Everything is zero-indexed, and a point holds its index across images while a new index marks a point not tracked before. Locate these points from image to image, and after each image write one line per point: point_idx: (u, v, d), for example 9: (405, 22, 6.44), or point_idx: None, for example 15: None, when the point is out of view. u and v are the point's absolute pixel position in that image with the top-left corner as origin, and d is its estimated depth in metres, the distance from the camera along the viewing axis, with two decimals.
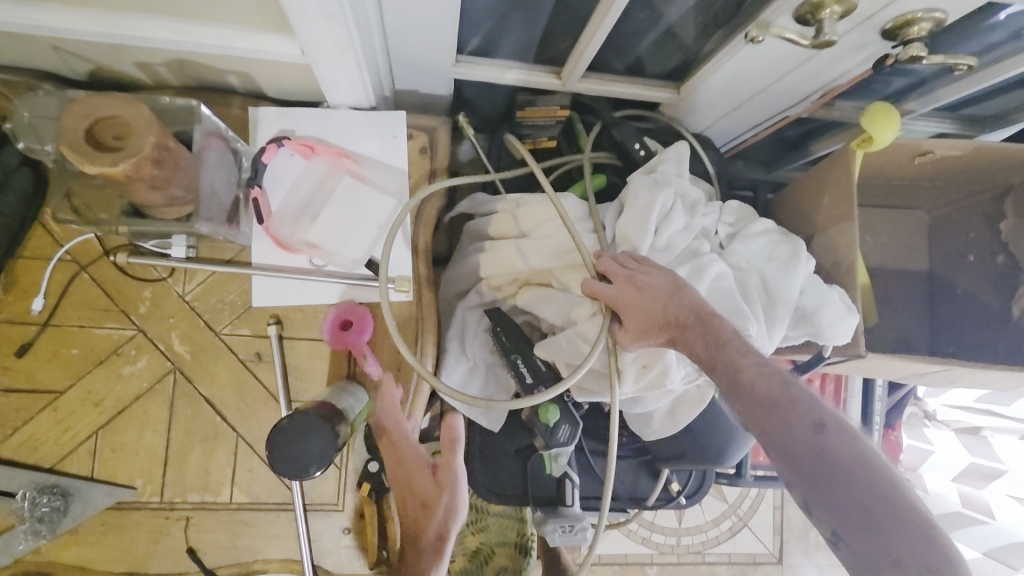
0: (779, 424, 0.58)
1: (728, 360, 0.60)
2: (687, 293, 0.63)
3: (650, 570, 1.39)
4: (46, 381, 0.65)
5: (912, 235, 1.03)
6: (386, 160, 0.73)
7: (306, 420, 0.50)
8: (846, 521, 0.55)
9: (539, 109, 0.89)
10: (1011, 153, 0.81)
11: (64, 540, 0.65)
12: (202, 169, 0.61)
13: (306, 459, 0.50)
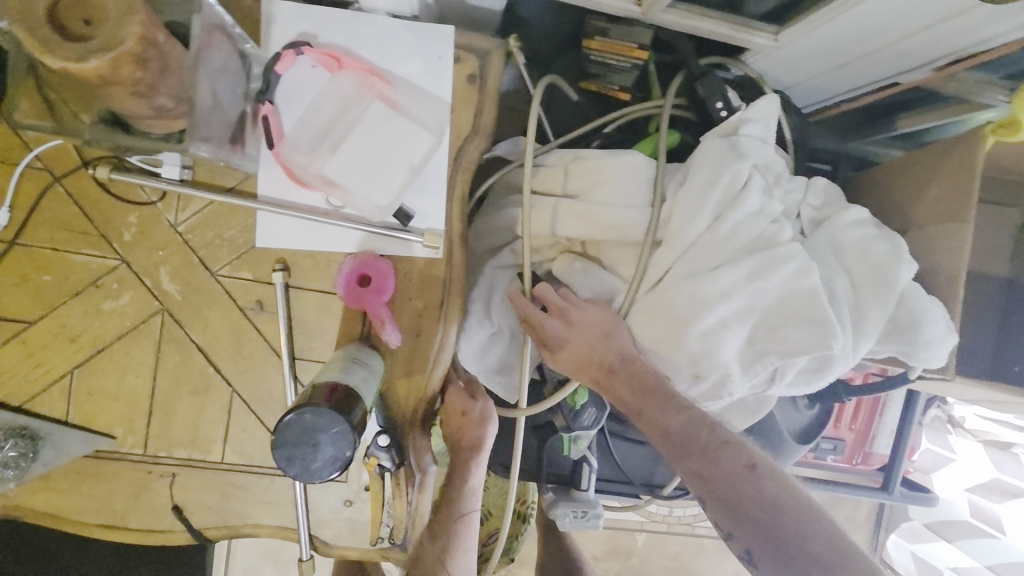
0: (715, 468, 0.57)
1: (655, 408, 0.57)
2: (618, 338, 0.58)
3: (639, 536, 1.37)
4: (14, 309, 0.57)
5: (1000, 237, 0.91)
6: (425, 86, 0.60)
7: (318, 417, 0.46)
8: (786, 564, 0.55)
9: (611, 43, 0.73)
10: None
11: (34, 486, 0.58)
12: (201, 72, 0.49)
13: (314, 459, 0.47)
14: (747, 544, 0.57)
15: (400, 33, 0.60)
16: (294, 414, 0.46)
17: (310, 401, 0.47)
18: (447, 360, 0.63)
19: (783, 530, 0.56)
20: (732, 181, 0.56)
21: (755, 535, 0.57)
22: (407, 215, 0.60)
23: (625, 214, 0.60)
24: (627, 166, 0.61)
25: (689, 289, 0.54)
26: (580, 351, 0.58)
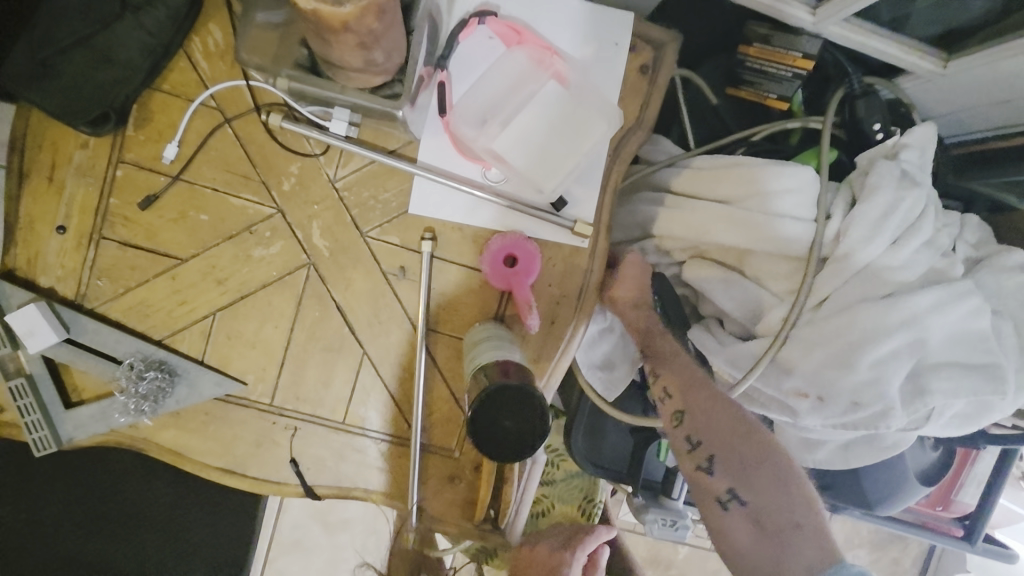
0: (706, 396, 0.61)
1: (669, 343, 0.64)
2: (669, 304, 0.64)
3: (680, 549, 1.31)
4: (168, 244, 0.57)
5: None
6: (598, 71, 0.59)
7: (503, 392, 0.48)
8: (743, 476, 0.59)
9: (771, 51, 0.72)
10: None
11: (162, 422, 0.59)
12: (417, 32, 0.48)
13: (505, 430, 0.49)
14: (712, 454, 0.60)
15: (582, 14, 0.58)
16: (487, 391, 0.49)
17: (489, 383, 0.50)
18: (574, 352, 0.61)
19: (748, 451, 0.59)
20: (908, 211, 0.56)
21: (723, 447, 0.60)
22: (561, 201, 0.59)
23: (789, 226, 0.59)
24: (793, 178, 0.59)
25: (870, 314, 0.53)
26: (648, 285, 0.63)
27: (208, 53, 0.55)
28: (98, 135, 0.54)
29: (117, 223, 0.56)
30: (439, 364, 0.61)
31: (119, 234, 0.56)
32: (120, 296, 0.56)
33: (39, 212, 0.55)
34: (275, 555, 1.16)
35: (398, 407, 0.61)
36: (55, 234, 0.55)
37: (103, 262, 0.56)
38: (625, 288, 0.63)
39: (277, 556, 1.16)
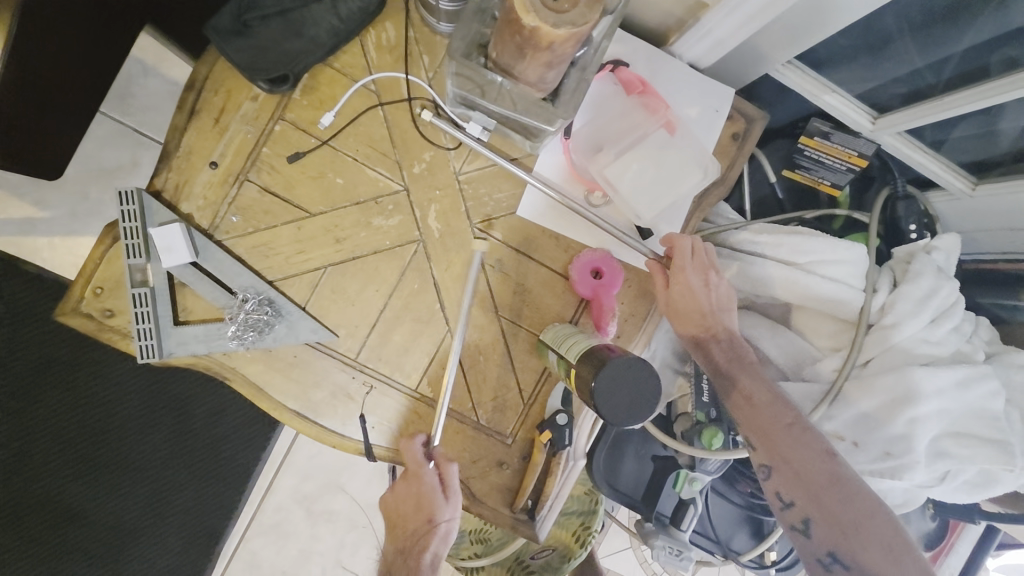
0: (781, 427, 0.63)
1: (745, 375, 0.65)
2: (726, 316, 0.66)
3: None
4: (302, 198, 0.63)
5: None
6: (699, 131, 0.69)
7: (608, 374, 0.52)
8: (808, 492, 0.62)
9: (828, 146, 0.83)
10: None
11: (253, 356, 0.63)
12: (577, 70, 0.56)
13: (625, 404, 0.53)
14: (778, 477, 0.63)
15: (695, 82, 0.69)
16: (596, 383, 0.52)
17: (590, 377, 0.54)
18: None
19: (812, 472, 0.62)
20: (943, 298, 0.65)
21: (786, 470, 0.62)
22: (647, 231, 0.68)
23: (839, 292, 0.68)
24: (849, 251, 0.69)
25: (908, 376, 0.61)
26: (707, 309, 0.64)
27: (381, 44, 0.63)
28: (272, 92, 0.61)
29: (263, 169, 0.62)
30: (512, 354, 0.67)
31: (261, 180, 0.62)
32: (248, 234, 0.62)
33: (197, 145, 0.61)
34: (252, 535, 1.12)
35: (467, 386, 0.66)
36: (207, 168, 0.61)
37: (242, 201, 0.62)
38: (678, 294, 0.64)
39: (255, 534, 1.12)
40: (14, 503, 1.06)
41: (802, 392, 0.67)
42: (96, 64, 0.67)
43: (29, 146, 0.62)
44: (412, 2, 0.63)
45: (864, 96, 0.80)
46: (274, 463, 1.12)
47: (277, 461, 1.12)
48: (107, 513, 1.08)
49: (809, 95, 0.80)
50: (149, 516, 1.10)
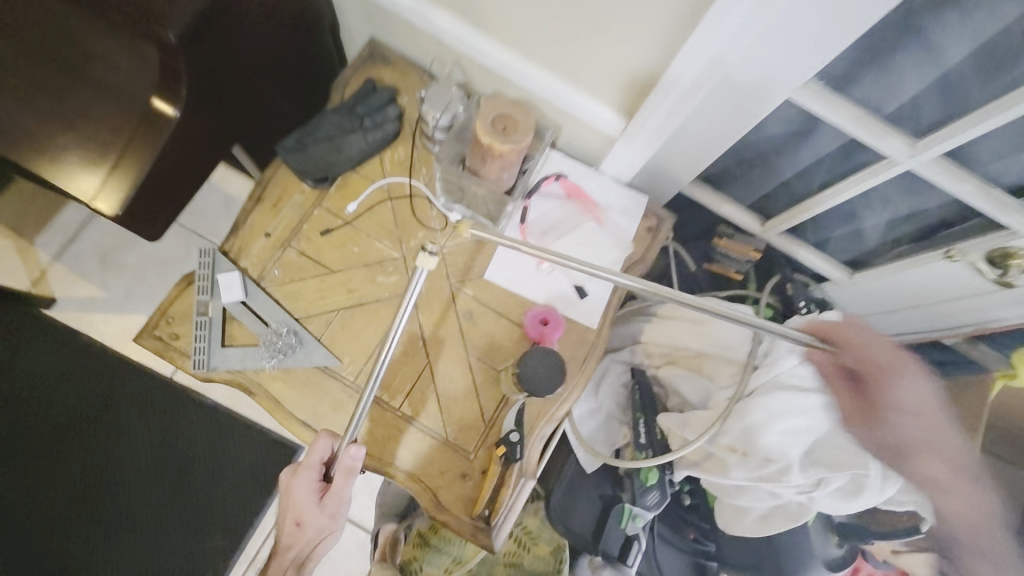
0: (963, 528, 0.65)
1: (907, 448, 0.66)
2: (910, 375, 0.67)
3: None
4: (328, 260, 0.87)
5: None
6: (623, 222, 0.93)
7: (530, 356, 0.79)
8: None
9: (733, 243, 1.09)
10: None
11: (275, 374, 0.82)
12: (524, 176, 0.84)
13: (543, 380, 0.78)
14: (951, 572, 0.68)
15: (618, 189, 0.95)
16: (521, 367, 0.78)
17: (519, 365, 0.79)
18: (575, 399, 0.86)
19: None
20: None
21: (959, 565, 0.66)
22: (583, 290, 0.90)
23: (732, 341, 0.91)
24: (738, 311, 0.90)
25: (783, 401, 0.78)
26: (875, 358, 0.67)
27: (395, 160, 0.91)
28: (316, 187, 0.88)
29: (303, 238, 0.87)
30: (478, 384, 0.85)
31: (300, 245, 0.86)
32: (285, 283, 0.85)
33: (259, 221, 0.86)
34: None
35: (439, 406, 0.84)
36: (262, 237, 0.86)
37: (284, 259, 0.86)
38: (854, 357, 0.68)
39: None
40: (24, 551, 1.27)
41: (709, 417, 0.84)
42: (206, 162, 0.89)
43: (147, 211, 0.83)
44: (417, 135, 0.92)
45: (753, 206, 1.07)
46: (261, 534, 1.35)
47: (268, 523, 1.35)
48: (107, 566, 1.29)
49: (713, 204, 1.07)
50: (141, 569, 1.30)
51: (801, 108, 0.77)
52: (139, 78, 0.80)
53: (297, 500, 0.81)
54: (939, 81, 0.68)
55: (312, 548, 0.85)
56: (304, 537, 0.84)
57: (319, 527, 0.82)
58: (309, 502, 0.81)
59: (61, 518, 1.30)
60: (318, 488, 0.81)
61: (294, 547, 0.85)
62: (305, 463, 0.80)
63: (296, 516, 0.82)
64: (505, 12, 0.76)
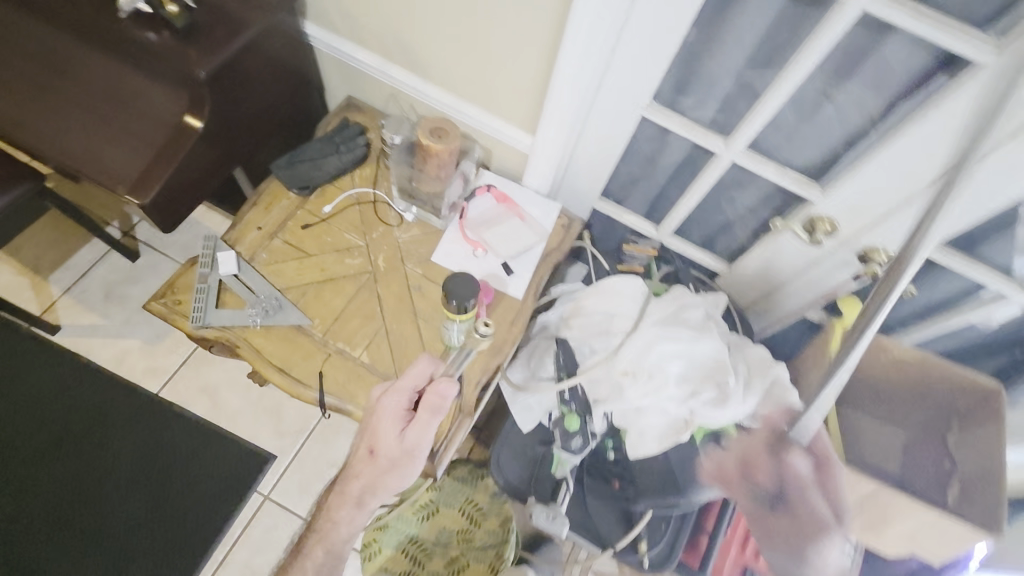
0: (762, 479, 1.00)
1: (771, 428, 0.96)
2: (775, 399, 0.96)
3: None
4: (306, 247, 1.10)
5: (888, 452, 1.19)
6: (541, 221, 1.20)
7: (459, 274, 0.87)
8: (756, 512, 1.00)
9: (637, 247, 1.37)
10: (953, 372, 1.06)
11: (258, 331, 1.01)
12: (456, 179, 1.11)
13: (469, 290, 0.86)
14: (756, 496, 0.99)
15: (535, 197, 1.23)
16: (449, 280, 0.86)
17: (449, 285, 0.86)
18: (506, 349, 1.07)
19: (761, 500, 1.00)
20: (684, 301, 1.08)
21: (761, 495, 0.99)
22: (510, 267, 1.13)
23: (629, 303, 1.10)
24: (628, 282, 1.12)
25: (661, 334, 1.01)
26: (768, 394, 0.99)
27: (362, 176, 1.18)
28: (300, 195, 1.14)
29: (288, 232, 1.11)
30: (426, 339, 1.05)
31: (285, 237, 1.10)
32: (271, 264, 1.07)
33: (253, 219, 1.10)
34: None
35: (391, 356, 1.03)
36: (255, 230, 1.09)
37: (271, 246, 1.09)
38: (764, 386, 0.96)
39: None
40: (5, 558, 1.36)
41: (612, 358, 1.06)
42: (207, 170, 1.10)
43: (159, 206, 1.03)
44: (381, 159, 1.21)
45: (649, 216, 1.36)
46: (231, 540, 1.43)
47: (239, 528, 1.44)
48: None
49: (617, 216, 1.37)
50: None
51: (654, 121, 1.09)
52: (163, 98, 1.02)
53: (382, 426, 0.91)
54: (732, 95, 1.00)
55: (375, 482, 0.94)
56: (374, 464, 0.94)
57: (391, 458, 0.92)
58: (392, 429, 0.91)
59: (44, 525, 1.39)
60: (404, 416, 0.92)
61: (358, 477, 0.96)
62: (400, 384, 0.92)
63: (374, 442, 0.93)
64: (442, 63, 1.09)
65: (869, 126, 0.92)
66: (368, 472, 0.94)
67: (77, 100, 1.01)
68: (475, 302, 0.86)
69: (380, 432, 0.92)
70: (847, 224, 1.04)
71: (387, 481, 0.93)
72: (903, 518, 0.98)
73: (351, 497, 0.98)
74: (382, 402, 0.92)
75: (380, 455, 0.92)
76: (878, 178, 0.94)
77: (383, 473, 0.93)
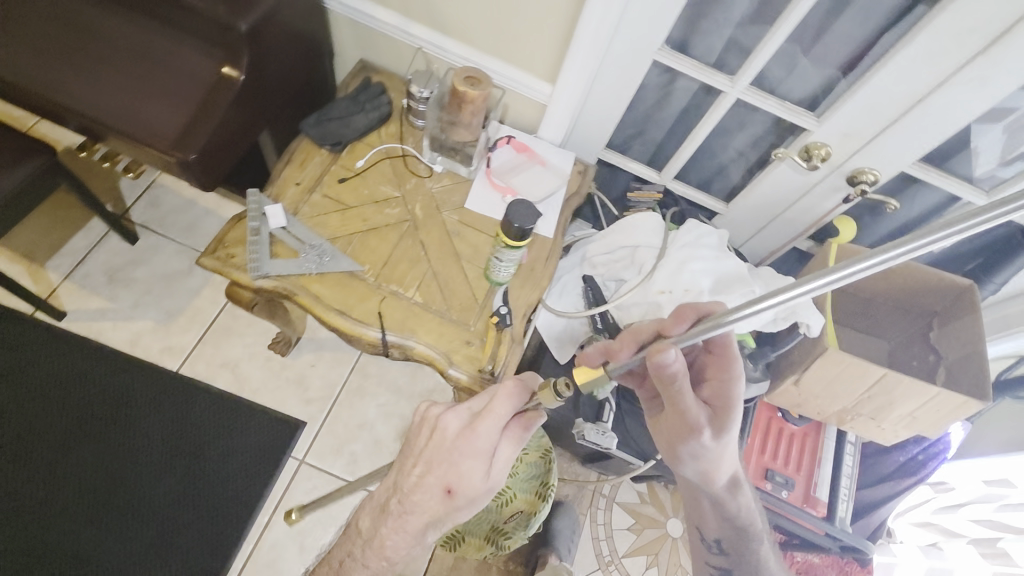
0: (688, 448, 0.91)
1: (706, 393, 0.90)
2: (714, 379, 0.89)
3: None
4: (345, 200, 1.14)
5: (877, 353, 1.37)
6: (560, 164, 1.27)
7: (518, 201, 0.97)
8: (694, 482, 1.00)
9: (643, 193, 1.44)
10: (932, 276, 1.22)
11: (315, 277, 1.07)
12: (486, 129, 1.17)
13: (530, 213, 0.96)
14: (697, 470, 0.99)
15: (552, 145, 1.30)
16: (513, 206, 0.96)
17: (512, 210, 0.96)
18: (545, 283, 1.15)
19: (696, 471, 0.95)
20: (697, 232, 1.21)
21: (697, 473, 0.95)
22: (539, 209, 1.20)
23: (650, 236, 1.22)
24: (648, 218, 1.23)
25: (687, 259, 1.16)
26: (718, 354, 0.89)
27: (388, 133, 1.22)
28: (332, 151, 1.17)
29: (325, 186, 1.15)
30: (471, 278, 1.12)
31: (324, 191, 1.14)
32: (315, 216, 1.12)
33: (290, 175, 1.14)
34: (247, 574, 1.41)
35: (441, 294, 1.10)
36: (294, 185, 1.13)
37: (312, 200, 1.13)
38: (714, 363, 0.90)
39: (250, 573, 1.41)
40: (46, 543, 1.36)
41: (642, 284, 1.16)
42: (242, 131, 1.12)
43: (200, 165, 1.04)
44: (404, 115, 1.25)
45: (651, 163, 1.46)
46: (272, 504, 1.47)
47: (279, 493, 1.48)
48: (119, 552, 1.38)
49: (621, 164, 1.45)
50: (151, 552, 1.39)
51: (665, 66, 1.19)
52: (197, 57, 1.04)
53: (465, 457, 0.79)
54: (735, 36, 1.10)
55: (442, 521, 0.80)
56: (444, 505, 0.79)
57: (471, 498, 0.78)
58: (484, 470, 0.78)
59: (83, 508, 1.40)
60: (493, 451, 0.80)
61: (419, 517, 0.79)
62: (494, 410, 0.81)
63: (452, 479, 0.79)
64: (464, 18, 1.15)
65: (857, 57, 1.05)
66: (436, 513, 0.79)
67: (112, 64, 1.03)
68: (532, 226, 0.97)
69: (465, 470, 0.79)
70: (838, 151, 1.17)
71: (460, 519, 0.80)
72: (900, 399, 1.14)
73: (406, 536, 0.80)
74: (465, 428, 0.81)
75: (460, 494, 0.78)
76: (866, 102, 1.06)
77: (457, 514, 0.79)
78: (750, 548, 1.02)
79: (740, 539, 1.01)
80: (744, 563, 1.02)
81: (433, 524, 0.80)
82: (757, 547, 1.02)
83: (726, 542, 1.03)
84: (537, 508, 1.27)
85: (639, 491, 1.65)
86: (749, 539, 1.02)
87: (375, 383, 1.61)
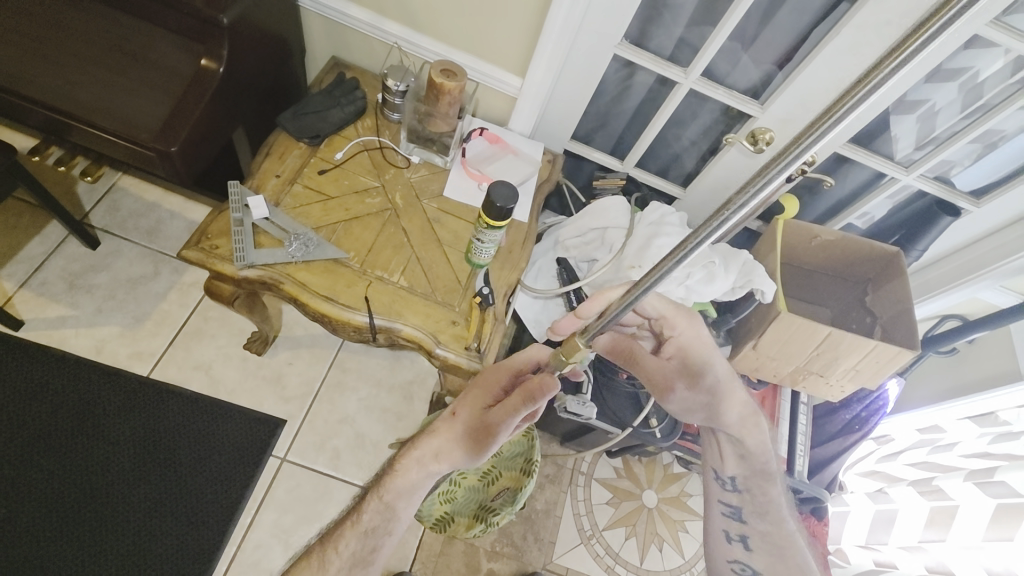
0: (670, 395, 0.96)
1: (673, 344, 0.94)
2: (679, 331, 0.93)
3: (604, 557, 1.61)
4: (326, 191, 1.17)
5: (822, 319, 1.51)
6: (529, 152, 1.34)
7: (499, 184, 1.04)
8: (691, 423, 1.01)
9: (607, 180, 1.53)
10: (866, 246, 1.36)
11: (300, 265, 1.08)
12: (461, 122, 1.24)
13: (510, 192, 1.03)
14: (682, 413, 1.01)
15: (520, 136, 1.36)
16: (494, 187, 1.03)
17: (493, 192, 1.03)
18: (523, 265, 1.21)
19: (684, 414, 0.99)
20: (659, 211, 1.30)
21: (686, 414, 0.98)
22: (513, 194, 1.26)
23: (618, 217, 1.31)
24: (614, 202, 1.32)
25: (653, 235, 1.26)
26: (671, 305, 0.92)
27: (365, 126, 1.26)
28: (310, 144, 1.20)
29: (305, 178, 1.17)
30: (455, 262, 1.16)
31: (304, 183, 1.16)
32: (296, 206, 1.14)
33: (269, 168, 1.16)
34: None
35: (426, 277, 1.13)
36: (274, 178, 1.15)
37: (293, 193, 1.15)
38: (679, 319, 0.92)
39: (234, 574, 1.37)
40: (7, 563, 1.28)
41: (613, 260, 1.25)
42: (222, 126, 1.13)
43: (181, 157, 1.04)
44: (379, 110, 1.29)
45: (613, 153, 1.56)
46: (254, 503, 1.44)
47: (262, 490, 1.45)
48: (90, 567, 1.31)
49: (586, 154, 1.54)
50: (127, 564, 1.33)
51: (625, 59, 1.28)
52: (174, 53, 1.05)
53: (473, 389, 0.85)
54: (685, 33, 1.22)
55: (447, 451, 0.80)
56: (451, 432, 0.81)
57: (472, 421, 0.80)
58: (486, 397, 0.82)
59: (48, 522, 1.33)
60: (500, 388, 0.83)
61: (428, 441, 0.82)
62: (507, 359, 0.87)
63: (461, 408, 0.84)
64: (436, 15, 1.21)
65: (792, 50, 1.19)
66: (443, 440, 0.81)
67: (90, 61, 1.04)
68: (512, 207, 1.03)
69: (472, 401, 0.83)
70: (781, 135, 1.29)
71: (458, 449, 0.79)
72: (846, 353, 1.27)
73: (415, 462, 0.82)
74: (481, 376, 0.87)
75: (464, 420, 0.81)
76: (805, 88, 1.18)
77: (456, 435, 0.80)
78: (765, 490, 0.98)
79: (757, 478, 0.98)
80: (759, 501, 0.98)
81: (437, 451, 0.80)
82: (772, 488, 0.98)
83: (742, 479, 0.99)
84: (521, 482, 1.28)
85: (615, 465, 1.73)
86: (763, 481, 0.99)
87: (354, 378, 1.62)
